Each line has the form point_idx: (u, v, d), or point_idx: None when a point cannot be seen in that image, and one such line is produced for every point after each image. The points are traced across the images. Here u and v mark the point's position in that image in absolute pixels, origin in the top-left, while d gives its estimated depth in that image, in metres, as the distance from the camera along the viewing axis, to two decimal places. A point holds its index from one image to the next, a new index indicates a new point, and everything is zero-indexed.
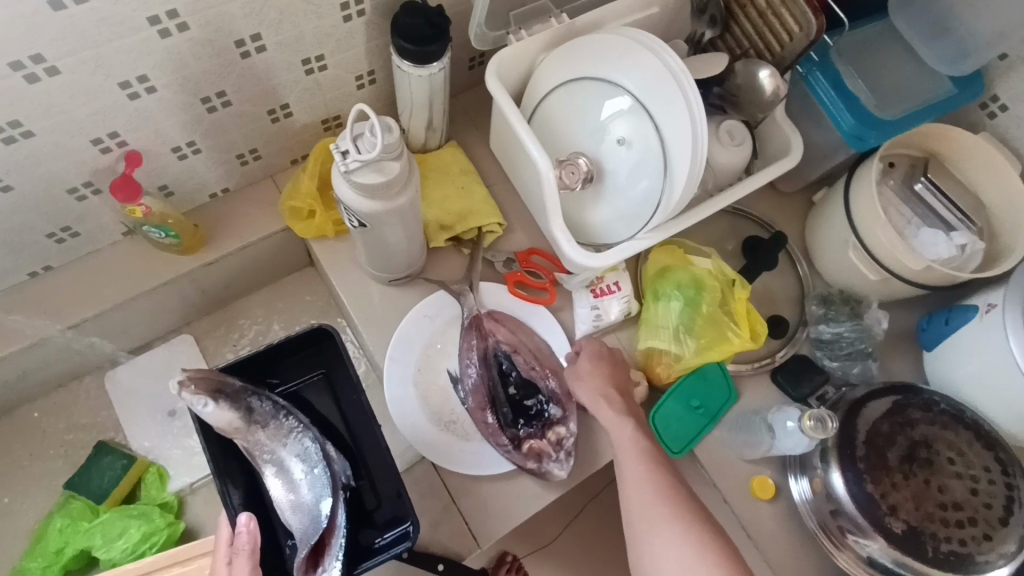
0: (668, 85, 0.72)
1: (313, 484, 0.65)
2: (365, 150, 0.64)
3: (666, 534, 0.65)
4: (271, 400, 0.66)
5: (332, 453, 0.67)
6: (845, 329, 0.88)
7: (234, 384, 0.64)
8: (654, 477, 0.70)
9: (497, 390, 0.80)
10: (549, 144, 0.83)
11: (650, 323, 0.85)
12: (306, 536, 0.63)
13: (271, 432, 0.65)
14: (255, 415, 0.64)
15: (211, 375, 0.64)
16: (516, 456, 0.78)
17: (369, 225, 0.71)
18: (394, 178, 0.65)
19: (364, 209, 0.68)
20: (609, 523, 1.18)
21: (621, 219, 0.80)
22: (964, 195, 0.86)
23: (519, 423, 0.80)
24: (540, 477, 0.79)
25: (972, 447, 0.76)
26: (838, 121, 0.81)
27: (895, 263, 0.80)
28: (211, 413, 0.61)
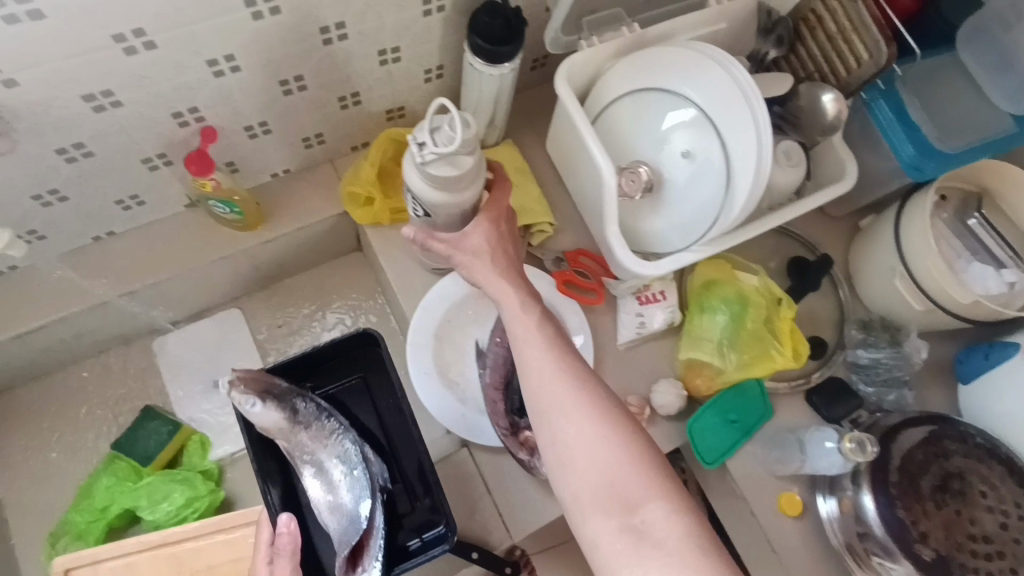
0: (736, 101, 0.73)
1: (352, 487, 0.66)
2: (442, 144, 0.65)
3: (574, 418, 0.59)
4: (314, 402, 0.68)
5: (370, 456, 0.69)
6: (883, 355, 0.88)
7: (281, 386, 0.67)
8: (552, 357, 0.62)
9: (514, 376, 0.82)
10: (609, 152, 0.84)
11: (693, 334, 0.87)
12: (345, 538, 0.65)
13: (313, 434, 0.67)
14: (299, 416, 0.66)
15: (258, 374, 0.66)
16: (510, 441, 0.79)
17: (433, 215, 0.73)
18: (466, 173, 0.67)
19: (432, 200, 0.69)
20: None
21: (676, 230, 0.81)
22: (1015, 232, 0.86)
23: (524, 414, 0.81)
24: (526, 468, 0.79)
25: (1004, 481, 0.78)
26: (897, 148, 0.82)
27: (943, 295, 0.81)
28: (258, 412, 0.64)
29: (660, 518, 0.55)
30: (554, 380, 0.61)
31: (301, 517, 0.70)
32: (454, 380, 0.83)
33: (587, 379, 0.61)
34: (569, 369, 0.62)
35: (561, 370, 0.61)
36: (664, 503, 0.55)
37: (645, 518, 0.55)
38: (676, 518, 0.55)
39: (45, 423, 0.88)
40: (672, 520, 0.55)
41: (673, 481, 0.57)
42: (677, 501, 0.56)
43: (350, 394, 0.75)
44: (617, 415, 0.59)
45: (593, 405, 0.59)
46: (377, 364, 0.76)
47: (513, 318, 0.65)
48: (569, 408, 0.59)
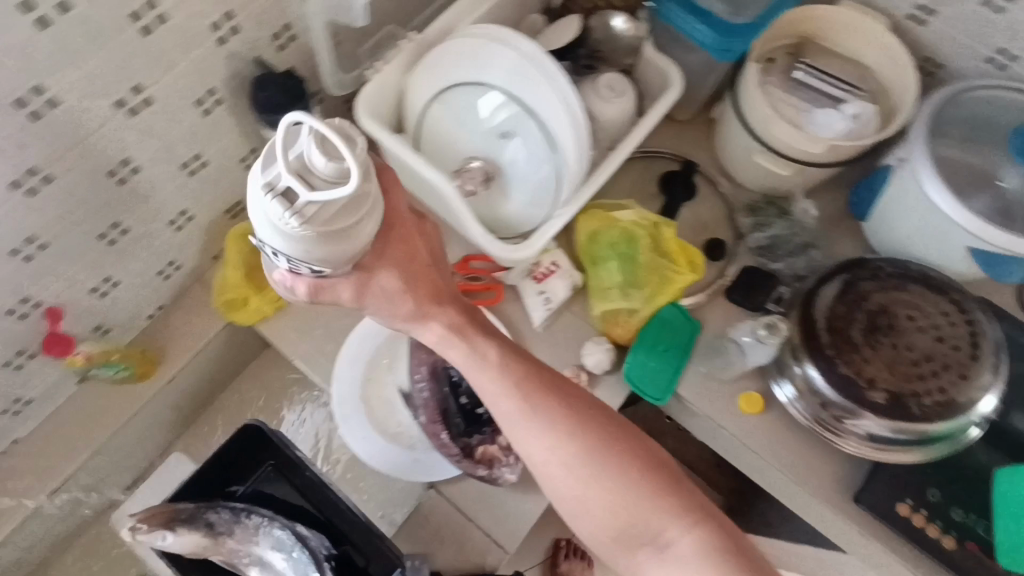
0: (526, 69, 0.74)
1: (297, 566, 0.75)
2: (325, 176, 0.42)
3: (588, 472, 0.59)
4: (227, 508, 0.75)
5: (305, 533, 0.76)
6: (778, 230, 0.90)
7: (187, 508, 0.74)
8: (544, 407, 0.61)
9: (449, 403, 0.84)
10: (441, 160, 0.83)
11: (597, 289, 0.88)
12: None
13: (239, 537, 0.75)
14: (216, 526, 0.74)
15: (162, 508, 0.74)
16: (465, 465, 0.80)
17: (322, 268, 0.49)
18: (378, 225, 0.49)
19: (301, 254, 0.46)
20: None
21: (532, 204, 0.81)
22: (847, 65, 0.88)
23: (472, 432, 0.82)
24: (491, 482, 0.80)
25: (926, 298, 0.79)
26: (701, 39, 0.82)
27: (798, 153, 0.82)
28: (171, 542, 0.72)
29: (669, 528, 0.58)
30: (523, 410, 0.61)
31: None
32: (395, 432, 0.84)
33: (587, 411, 0.62)
34: (545, 392, 0.62)
35: (545, 421, 0.61)
36: (664, 513, 0.58)
37: (652, 531, 0.58)
38: (684, 527, 0.57)
39: None
40: (680, 530, 0.57)
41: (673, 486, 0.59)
42: (676, 508, 0.58)
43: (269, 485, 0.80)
44: (607, 431, 0.61)
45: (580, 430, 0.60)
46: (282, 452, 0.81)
47: (470, 374, 0.64)
48: (546, 438, 0.60)
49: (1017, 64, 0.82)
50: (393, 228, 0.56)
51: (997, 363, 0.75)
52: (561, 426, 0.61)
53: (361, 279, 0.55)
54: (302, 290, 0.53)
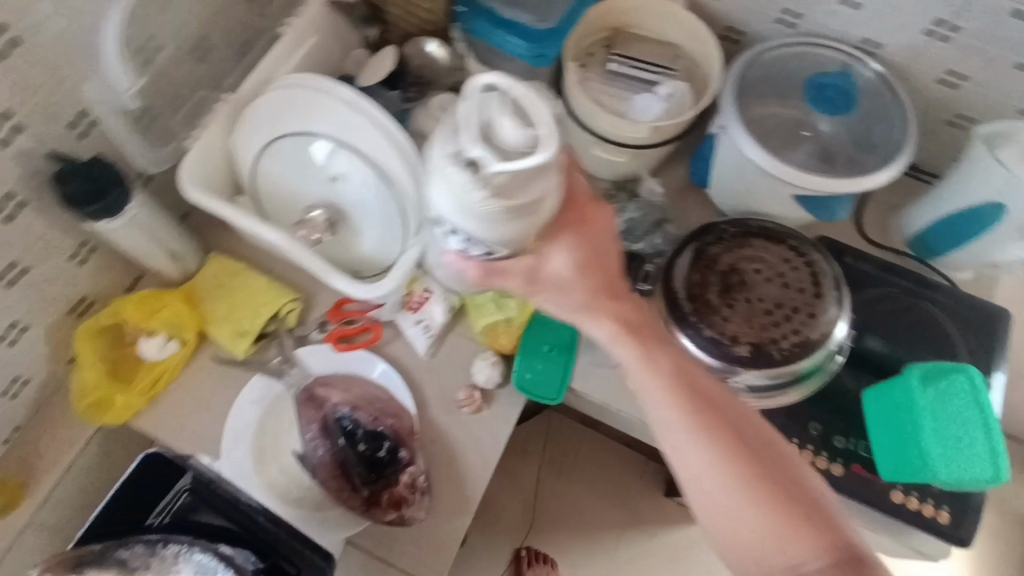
0: (349, 113, 0.75)
1: None
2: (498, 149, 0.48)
3: (738, 512, 0.54)
4: (141, 542, 0.78)
5: (227, 551, 0.79)
6: (633, 213, 0.94)
7: (95, 550, 0.78)
8: (688, 432, 0.56)
9: (346, 454, 0.84)
10: (283, 215, 0.82)
11: (473, 307, 0.88)
12: None
13: (157, 568, 0.77)
14: (130, 561, 0.77)
15: (68, 555, 0.78)
16: (374, 514, 0.81)
17: (495, 251, 0.57)
18: (527, 220, 0.53)
19: (468, 227, 0.53)
20: (579, 461, 1.46)
21: (382, 240, 0.81)
22: (658, 48, 0.93)
23: (375, 479, 0.82)
24: (402, 525, 0.81)
25: (768, 249, 0.84)
26: (513, 49, 0.85)
27: (630, 138, 0.86)
28: None
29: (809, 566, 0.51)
30: (725, 446, 0.55)
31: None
32: (297, 499, 0.83)
33: (741, 450, 0.55)
34: (736, 432, 0.56)
35: (727, 443, 0.55)
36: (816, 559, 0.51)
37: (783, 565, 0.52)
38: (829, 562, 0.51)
39: None
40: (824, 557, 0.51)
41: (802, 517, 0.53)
42: (824, 542, 0.52)
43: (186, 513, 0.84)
44: (769, 477, 0.54)
45: (750, 453, 0.55)
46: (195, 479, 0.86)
47: (640, 380, 0.60)
48: (729, 463, 0.54)
49: (801, 21, 0.89)
50: (588, 213, 0.61)
51: (840, 296, 0.80)
52: (743, 457, 0.55)
53: (540, 285, 0.62)
54: (471, 271, 0.62)
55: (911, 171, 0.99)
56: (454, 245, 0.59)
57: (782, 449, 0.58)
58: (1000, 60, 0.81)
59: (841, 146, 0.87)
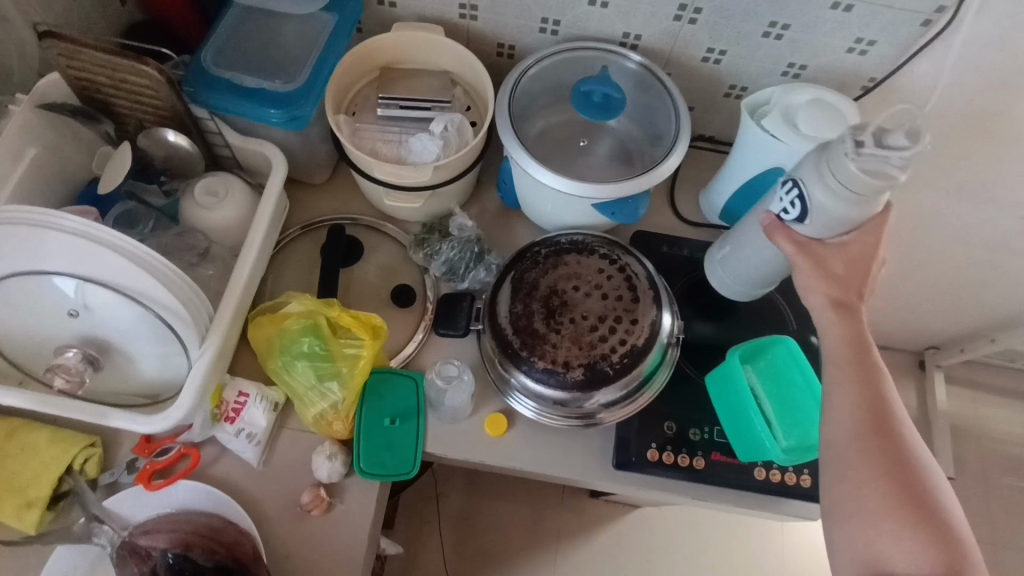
0: (61, 244, 0.63)
1: None
2: (871, 159, 0.61)
3: (866, 485, 0.61)
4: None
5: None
6: (448, 252, 0.89)
7: None
8: (870, 417, 0.64)
9: None
10: (41, 356, 0.72)
11: (297, 400, 0.80)
12: None
13: None
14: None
15: None
16: None
17: (803, 223, 0.69)
18: (843, 222, 0.67)
19: (817, 196, 0.66)
20: (500, 485, 1.46)
21: (163, 360, 0.73)
22: (430, 80, 0.89)
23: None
24: None
25: (582, 263, 0.82)
26: (267, 118, 0.78)
27: (415, 181, 0.80)
28: None
29: (905, 562, 0.58)
30: (866, 441, 0.64)
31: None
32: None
33: (912, 459, 0.63)
34: (884, 434, 0.64)
35: (877, 439, 0.63)
36: (905, 540, 0.59)
37: (876, 553, 0.59)
38: (930, 550, 0.58)
39: None
40: (924, 560, 0.58)
41: (921, 512, 0.60)
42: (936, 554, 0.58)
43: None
44: (908, 467, 0.62)
45: (891, 458, 0.62)
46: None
47: (835, 356, 0.69)
48: (867, 459, 0.62)
49: (561, 26, 0.87)
50: (874, 242, 0.69)
51: (656, 295, 0.80)
52: (888, 455, 0.63)
53: (812, 254, 0.70)
54: (783, 245, 0.72)
55: (710, 145, 1.01)
56: (782, 202, 0.71)
57: (908, 435, 0.65)
58: (746, 33, 0.83)
59: (635, 140, 0.89)
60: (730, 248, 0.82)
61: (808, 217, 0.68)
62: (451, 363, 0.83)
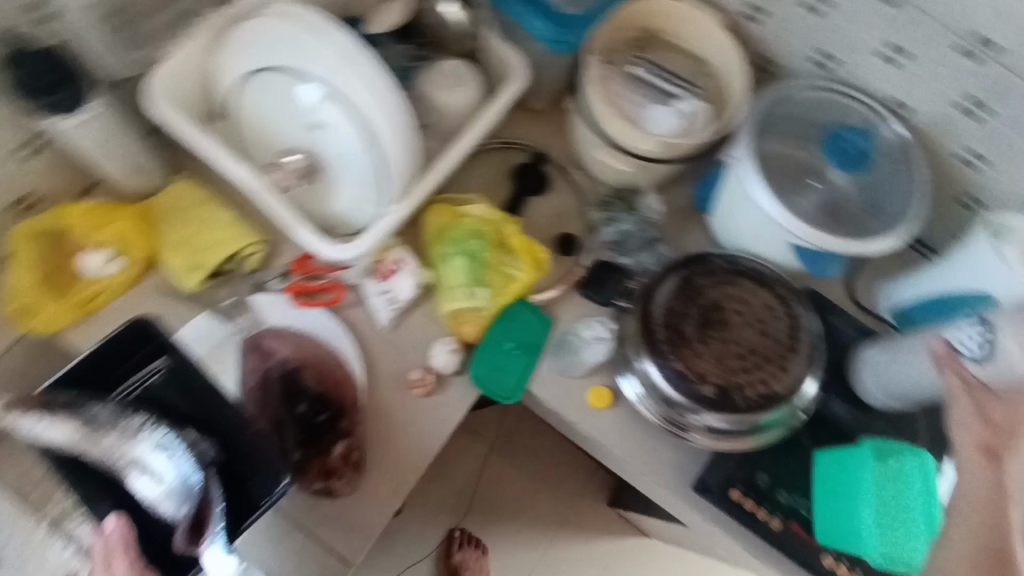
0: (344, 62, 0.67)
1: (176, 468, 0.71)
2: None
3: None
4: (110, 406, 0.73)
5: (190, 439, 0.74)
6: (629, 225, 0.91)
7: (66, 399, 0.74)
8: None
9: (286, 413, 0.80)
10: (256, 150, 0.76)
11: (443, 289, 0.84)
12: (182, 511, 0.71)
13: (119, 435, 0.71)
14: (98, 421, 0.72)
15: (40, 395, 0.74)
16: (303, 480, 0.78)
17: (979, 361, 0.67)
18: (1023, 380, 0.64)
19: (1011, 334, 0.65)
20: (527, 449, 1.47)
21: (360, 201, 0.76)
22: (687, 60, 0.89)
23: (308, 444, 0.79)
24: (330, 495, 0.79)
25: (753, 292, 0.81)
26: (534, 30, 0.81)
27: (640, 149, 0.81)
28: (51, 428, 0.72)
29: None
30: None
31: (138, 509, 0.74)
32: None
33: None
34: None
35: None
36: None
37: None
38: None
39: None
40: None
41: None
42: None
43: (149, 393, 0.76)
44: None
45: None
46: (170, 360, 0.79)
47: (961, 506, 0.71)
48: None
49: (837, 66, 0.85)
50: None
51: (812, 355, 0.79)
52: None
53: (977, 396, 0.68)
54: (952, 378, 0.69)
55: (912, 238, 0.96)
56: (963, 335, 0.69)
57: None
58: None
59: (848, 200, 0.83)
60: (890, 356, 0.79)
61: (994, 353, 0.66)
62: (604, 322, 0.87)
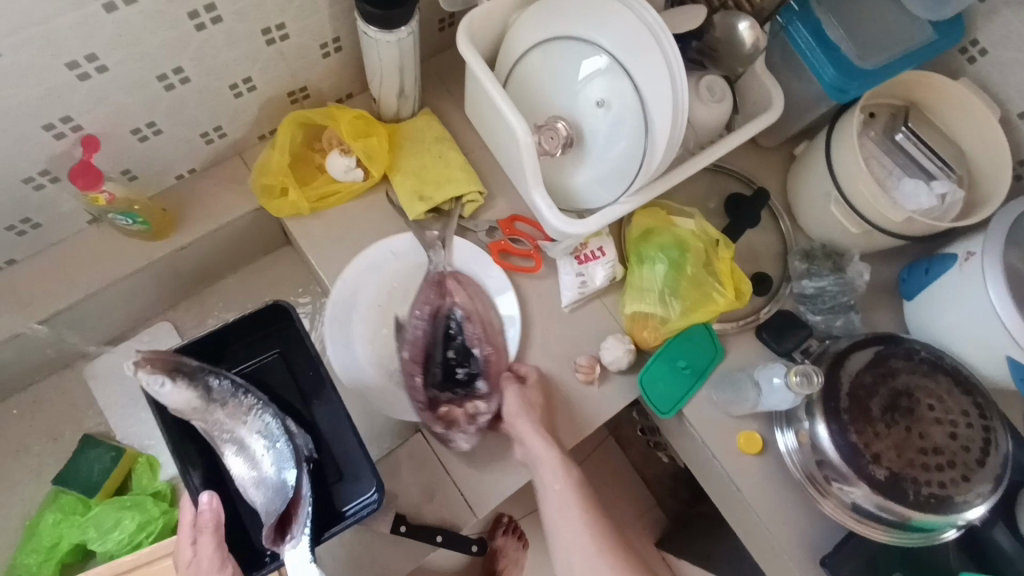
0: (646, 44, 0.69)
1: (276, 459, 0.68)
2: None
3: None
4: (228, 378, 0.69)
5: (293, 428, 0.71)
6: (828, 283, 0.88)
7: (191, 364, 0.68)
8: None
9: (436, 350, 0.82)
10: (524, 109, 0.79)
11: (635, 289, 0.86)
12: (273, 506, 0.66)
13: (230, 411, 0.68)
14: (214, 393, 0.67)
15: (165, 355, 0.67)
16: (426, 415, 0.79)
17: None
18: None
19: None
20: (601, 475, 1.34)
21: (603, 182, 0.78)
22: (945, 143, 0.87)
23: (444, 388, 0.82)
24: (441, 442, 0.79)
25: (951, 393, 0.78)
26: (820, 72, 0.79)
27: (878, 216, 0.80)
28: (169, 393, 0.65)
29: None
30: None
31: (223, 493, 0.72)
32: (381, 358, 0.83)
33: None
34: None
35: None
36: None
37: None
38: None
39: (9, 449, 0.87)
40: None
41: None
42: None
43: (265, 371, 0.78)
44: None
45: None
46: (288, 344, 0.79)
47: None
48: None
49: None
50: None
51: (999, 476, 0.75)
52: None
53: None
54: None
55: None
56: None
57: None
58: None
59: None
60: None
61: None
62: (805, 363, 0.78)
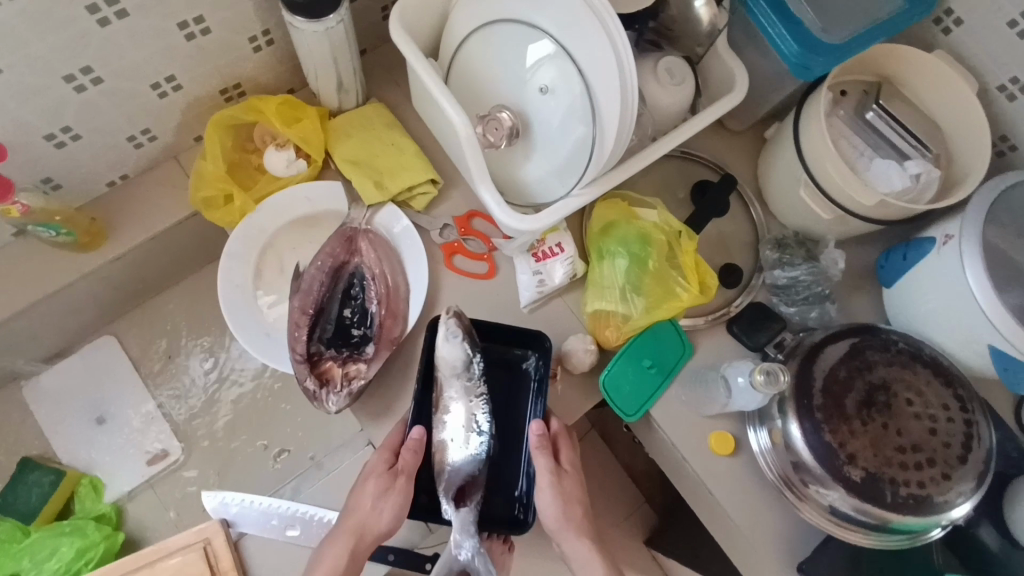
0: (589, 25, 0.63)
1: (473, 441, 0.74)
2: None
3: None
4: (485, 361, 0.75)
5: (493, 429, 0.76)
6: (800, 273, 0.84)
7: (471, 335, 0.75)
8: None
9: (333, 305, 0.80)
10: (469, 99, 0.75)
11: (596, 285, 0.81)
12: (452, 476, 0.73)
13: (469, 387, 0.74)
14: (470, 367, 0.74)
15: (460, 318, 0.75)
16: (301, 369, 0.76)
17: None
18: None
19: None
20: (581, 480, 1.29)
21: (555, 176, 0.73)
22: (919, 120, 0.82)
23: (331, 344, 0.79)
24: (312, 398, 0.75)
25: (932, 385, 0.74)
26: (782, 49, 0.74)
27: (850, 200, 0.76)
28: (450, 347, 0.73)
29: None
30: None
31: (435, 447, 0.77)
32: (273, 303, 0.81)
33: None
34: None
35: None
36: None
37: None
38: None
39: None
40: None
41: None
42: None
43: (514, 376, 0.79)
44: None
45: None
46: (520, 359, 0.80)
47: None
48: None
49: None
50: None
51: (983, 474, 0.71)
52: None
53: None
54: None
55: None
56: None
57: None
58: None
59: None
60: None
61: None
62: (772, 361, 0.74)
